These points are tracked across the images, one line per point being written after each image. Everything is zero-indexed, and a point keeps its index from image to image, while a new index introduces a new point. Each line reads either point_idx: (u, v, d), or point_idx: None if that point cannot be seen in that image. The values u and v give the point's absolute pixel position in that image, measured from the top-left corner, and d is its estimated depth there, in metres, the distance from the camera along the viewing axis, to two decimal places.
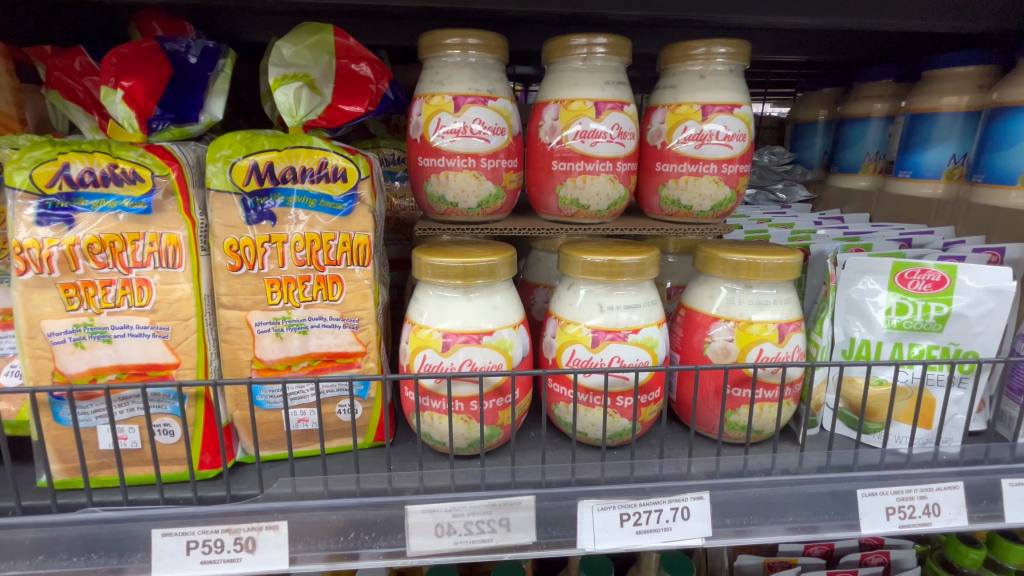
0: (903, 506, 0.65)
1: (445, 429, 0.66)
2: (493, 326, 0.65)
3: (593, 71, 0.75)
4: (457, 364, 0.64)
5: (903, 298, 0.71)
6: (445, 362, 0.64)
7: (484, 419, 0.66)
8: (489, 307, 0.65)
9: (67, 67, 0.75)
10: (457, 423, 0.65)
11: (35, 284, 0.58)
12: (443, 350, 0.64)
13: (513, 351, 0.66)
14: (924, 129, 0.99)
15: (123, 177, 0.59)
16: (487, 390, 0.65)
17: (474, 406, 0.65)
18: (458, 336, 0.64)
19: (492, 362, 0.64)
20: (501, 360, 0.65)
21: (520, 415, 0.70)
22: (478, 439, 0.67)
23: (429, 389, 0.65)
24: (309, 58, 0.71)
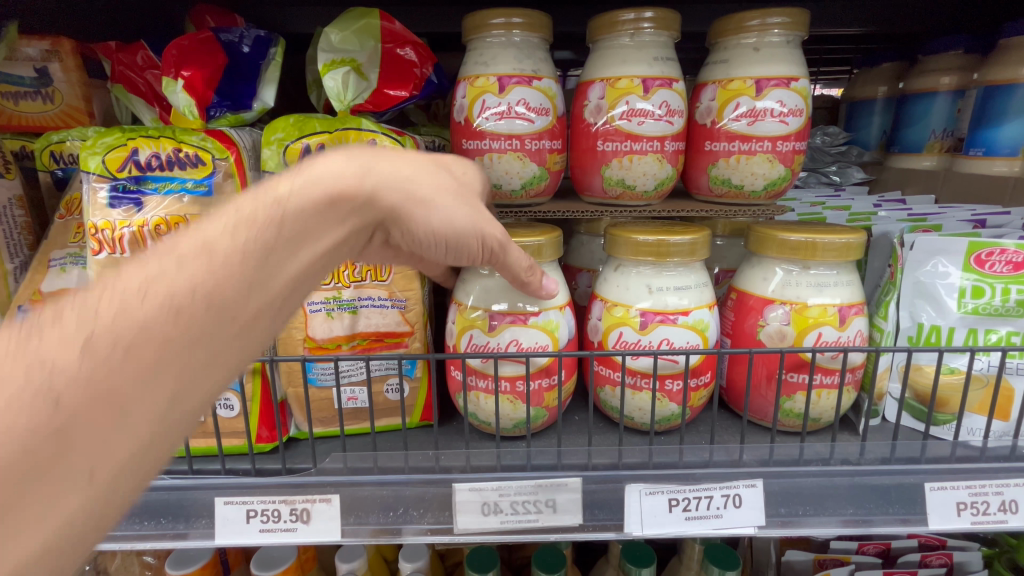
0: (976, 502, 0.61)
1: (491, 409, 0.66)
2: (541, 307, 0.64)
3: (641, 48, 0.73)
4: (504, 345, 0.64)
5: (979, 279, 0.66)
6: (491, 342, 0.64)
7: (531, 399, 0.66)
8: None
9: (130, 61, 0.79)
10: (503, 403, 0.66)
11: (108, 263, 0.62)
12: (489, 330, 0.64)
13: (559, 333, 0.65)
14: (1000, 102, 0.91)
15: (187, 161, 0.62)
16: (533, 370, 0.65)
17: (521, 386, 0.65)
18: (504, 317, 0.64)
19: (538, 343, 0.64)
20: (548, 342, 0.65)
21: (567, 397, 0.69)
22: (524, 420, 0.66)
23: (474, 368, 0.65)
24: (356, 44, 0.72)
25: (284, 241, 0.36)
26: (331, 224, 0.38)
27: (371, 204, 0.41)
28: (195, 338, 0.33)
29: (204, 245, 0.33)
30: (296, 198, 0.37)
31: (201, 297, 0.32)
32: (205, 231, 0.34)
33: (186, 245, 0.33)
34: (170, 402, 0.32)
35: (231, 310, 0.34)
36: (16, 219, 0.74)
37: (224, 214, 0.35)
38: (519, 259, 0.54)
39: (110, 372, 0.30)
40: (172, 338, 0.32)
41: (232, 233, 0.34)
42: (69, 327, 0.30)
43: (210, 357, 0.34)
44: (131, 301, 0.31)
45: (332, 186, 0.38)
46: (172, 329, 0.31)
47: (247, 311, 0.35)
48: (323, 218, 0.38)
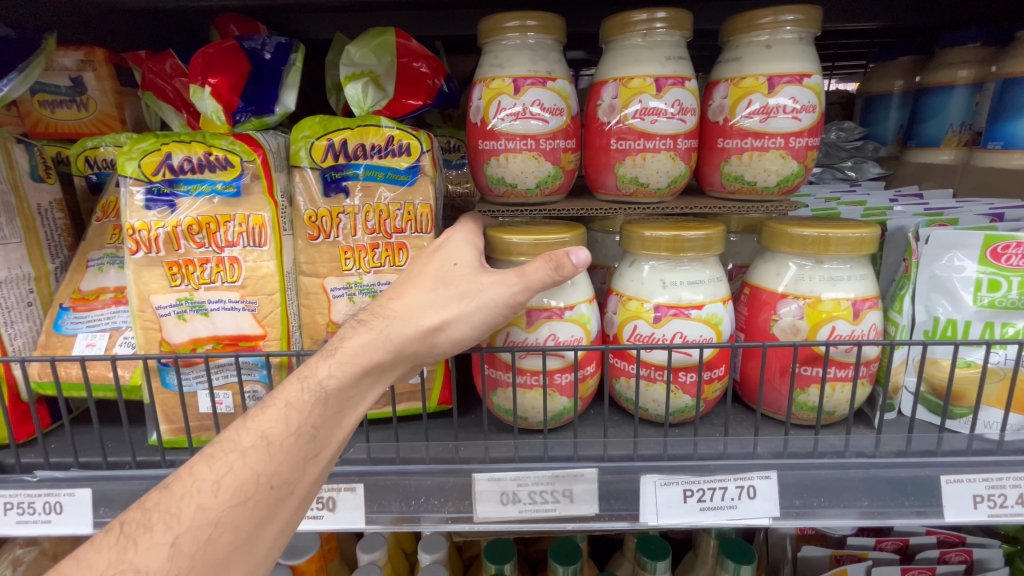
0: (993, 495, 0.62)
1: (530, 404, 0.68)
2: (576, 302, 0.66)
3: (653, 48, 0.74)
4: (542, 340, 0.66)
5: (996, 273, 0.66)
6: (530, 338, 0.66)
7: (565, 392, 0.68)
8: (570, 285, 0.66)
9: (160, 70, 0.83)
10: (542, 397, 0.68)
11: (145, 262, 0.65)
12: (528, 326, 0.66)
13: (592, 325, 0.68)
14: (1018, 96, 0.90)
15: (217, 164, 0.65)
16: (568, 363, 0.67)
17: (558, 379, 0.67)
18: (542, 312, 0.65)
19: (575, 336, 0.66)
20: (583, 334, 0.67)
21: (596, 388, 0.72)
22: (559, 412, 0.69)
23: (511, 364, 0.67)
24: (374, 58, 0.74)
25: (325, 416, 0.51)
26: (360, 391, 0.53)
27: (388, 366, 0.54)
28: (265, 517, 0.48)
29: (265, 437, 0.49)
30: (330, 381, 0.51)
31: (266, 481, 0.48)
32: (263, 427, 0.49)
33: (253, 445, 0.49)
34: (256, 556, 0.48)
35: (295, 476, 0.49)
36: (56, 222, 0.78)
37: (275, 412, 0.50)
38: (541, 271, 0.55)
39: (212, 546, 0.46)
40: (249, 522, 0.47)
41: (284, 423, 0.49)
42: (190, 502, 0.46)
43: (281, 526, 0.49)
44: (218, 497, 0.47)
45: (355, 363, 0.53)
46: (248, 516, 0.47)
47: (301, 479, 0.50)
48: (352, 389, 0.53)
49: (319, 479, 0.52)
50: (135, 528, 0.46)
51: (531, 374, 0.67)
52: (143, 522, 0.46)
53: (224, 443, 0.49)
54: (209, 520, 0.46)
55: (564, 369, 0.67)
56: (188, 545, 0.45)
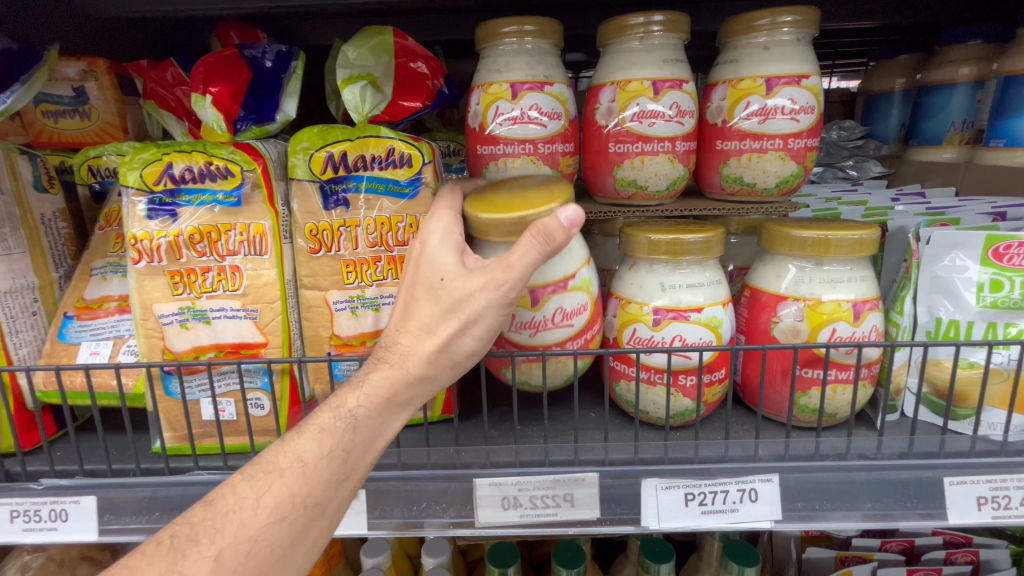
0: (997, 497, 0.62)
1: (538, 373, 0.70)
2: (572, 271, 0.66)
3: (650, 51, 0.74)
4: (550, 314, 0.66)
5: (998, 273, 0.66)
6: (537, 316, 0.66)
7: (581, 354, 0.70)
8: (564, 256, 0.66)
9: (161, 79, 0.83)
10: (552, 365, 0.70)
11: (147, 272, 0.66)
12: (533, 305, 0.66)
13: (592, 287, 0.69)
14: (1020, 93, 0.89)
15: (217, 173, 0.65)
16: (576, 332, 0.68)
17: (569, 347, 0.68)
18: (545, 288, 0.65)
19: (580, 304, 0.67)
20: (587, 300, 0.67)
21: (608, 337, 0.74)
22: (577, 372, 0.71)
23: (522, 343, 0.68)
24: (372, 59, 0.74)
25: (356, 441, 0.52)
26: (388, 419, 0.53)
27: (415, 392, 0.54)
28: (299, 537, 0.50)
29: (301, 460, 0.50)
30: (361, 408, 0.52)
31: (301, 502, 0.50)
32: (298, 449, 0.51)
33: (288, 468, 0.50)
34: (291, 568, 0.51)
35: (327, 500, 0.51)
36: (60, 231, 0.79)
37: (310, 436, 0.51)
38: (531, 257, 0.51)
39: (251, 562, 0.48)
40: (285, 539, 0.50)
41: (318, 447, 0.50)
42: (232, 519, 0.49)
43: (314, 542, 0.52)
44: (257, 515, 0.49)
45: (384, 391, 0.53)
46: (284, 534, 0.49)
47: (333, 500, 0.52)
48: (382, 416, 0.53)
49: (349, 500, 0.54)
50: (181, 543, 0.48)
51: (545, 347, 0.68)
52: (188, 536, 0.48)
53: (263, 463, 0.51)
54: (249, 537, 0.49)
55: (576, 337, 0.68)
56: (230, 560, 0.48)
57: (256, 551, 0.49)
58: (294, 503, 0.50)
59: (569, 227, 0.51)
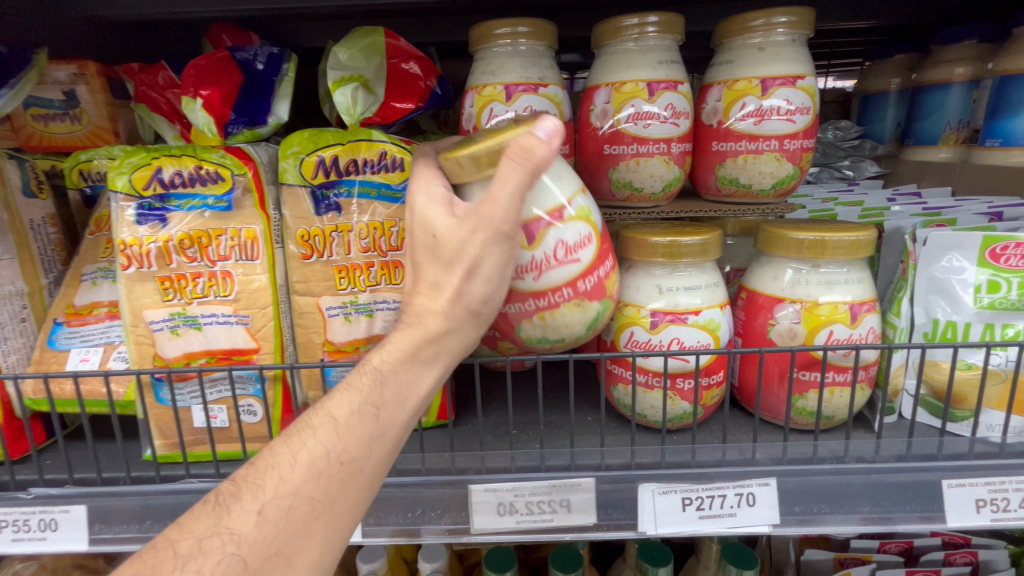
0: (995, 499, 0.61)
1: (557, 323, 0.59)
2: (569, 195, 0.56)
3: (644, 52, 0.74)
4: (552, 251, 0.55)
5: (995, 274, 0.66)
6: (538, 255, 0.55)
7: (596, 296, 0.59)
8: (557, 180, 0.56)
9: (152, 82, 0.82)
10: (570, 312, 0.58)
11: (136, 277, 0.65)
12: (530, 242, 0.55)
13: (594, 216, 0.59)
14: (1016, 93, 0.89)
15: (207, 177, 0.65)
16: (586, 266, 0.57)
17: (583, 285, 0.58)
18: (539, 220, 0.55)
19: (583, 235, 0.57)
20: (590, 230, 0.58)
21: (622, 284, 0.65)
22: (596, 320, 0.60)
23: (526, 291, 0.57)
24: (363, 60, 0.74)
25: (386, 398, 0.49)
26: (414, 375, 0.50)
27: (443, 346, 0.51)
28: (339, 496, 0.46)
29: (332, 417, 0.47)
30: (387, 361, 0.49)
31: (337, 457, 0.46)
32: (331, 406, 0.48)
33: (322, 422, 0.48)
34: (333, 531, 0.46)
35: (363, 458, 0.47)
36: (49, 237, 0.78)
37: (341, 394, 0.49)
38: (516, 179, 0.48)
39: (292, 518, 0.44)
40: (325, 495, 0.46)
41: (348, 403, 0.47)
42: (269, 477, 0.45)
43: (357, 504, 0.48)
44: (295, 471, 0.45)
45: (406, 346, 0.50)
46: (324, 491, 0.45)
47: (371, 457, 0.48)
48: (409, 373, 0.50)
49: (387, 460, 0.50)
50: (225, 499, 0.45)
51: (554, 291, 0.57)
52: (226, 495, 0.45)
53: (298, 423, 0.48)
54: (286, 492, 0.45)
55: (588, 274, 0.58)
56: (270, 517, 0.44)
57: (296, 511, 0.45)
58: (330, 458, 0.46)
59: (547, 141, 0.49)
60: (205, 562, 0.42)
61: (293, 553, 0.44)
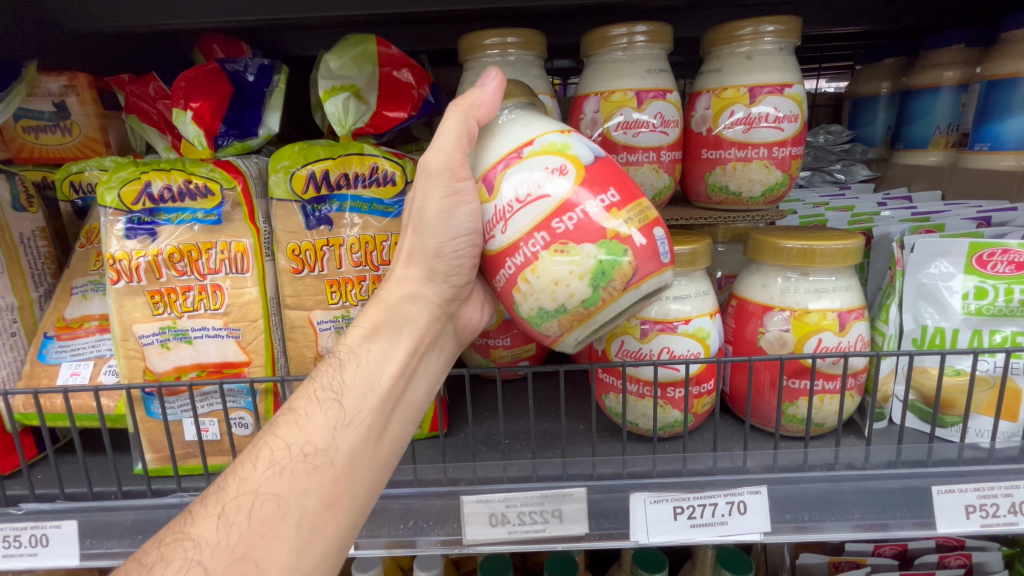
0: (985, 505, 0.61)
1: (541, 279, 0.51)
2: (532, 135, 0.52)
3: (634, 61, 0.74)
4: (512, 194, 0.51)
5: (982, 281, 0.66)
6: (499, 203, 0.51)
7: (584, 238, 0.50)
8: (520, 125, 0.53)
9: (143, 93, 0.81)
10: (554, 262, 0.50)
11: (126, 292, 0.65)
12: (490, 192, 0.52)
13: (571, 150, 0.52)
14: (1004, 97, 0.90)
15: (197, 192, 0.65)
16: (560, 205, 0.50)
17: (559, 227, 0.50)
18: (494, 167, 0.52)
19: (549, 168, 0.51)
20: (560, 163, 0.51)
21: (648, 230, 0.52)
22: (596, 273, 0.50)
23: (500, 249, 0.52)
24: (355, 69, 0.74)
25: (343, 389, 0.53)
26: (374, 362, 0.55)
27: (399, 332, 0.57)
28: (304, 489, 0.48)
29: (294, 413, 0.52)
30: (345, 353, 0.55)
31: (298, 449, 0.49)
32: (293, 405, 0.53)
33: (286, 421, 0.52)
34: (302, 531, 0.47)
35: (325, 448, 0.50)
36: (40, 250, 0.78)
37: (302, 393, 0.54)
38: (452, 124, 0.53)
39: (254, 515, 0.46)
40: (289, 492, 0.48)
41: (308, 396, 0.52)
42: (234, 480, 0.48)
43: (327, 500, 0.49)
44: (257, 468, 0.48)
45: (363, 338, 0.56)
46: (287, 484, 0.48)
47: (335, 449, 0.51)
48: (368, 362, 0.55)
49: (357, 454, 0.52)
50: (196, 507, 0.48)
51: (526, 240, 0.50)
52: (197, 503, 0.48)
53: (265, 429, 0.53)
54: (249, 491, 0.47)
55: (563, 212, 0.50)
56: (233, 517, 0.46)
57: (264, 507, 0.47)
58: (294, 453, 0.50)
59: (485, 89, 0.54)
60: (170, 567, 0.44)
61: (262, 549, 0.45)
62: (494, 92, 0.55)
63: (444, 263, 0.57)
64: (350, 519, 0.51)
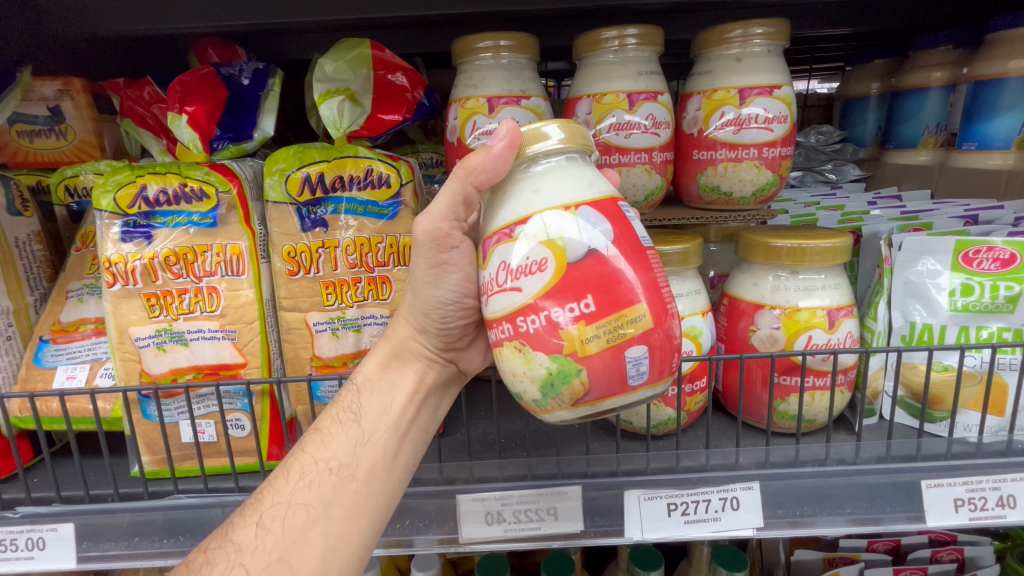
0: (974, 498, 0.62)
1: (505, 368, 0.50)
2: (530, 212, 0.47)
3: (625, 64, 0.75)
4: (495, 274, 0.48)
5: (969, 278, 0.67)
6: (485, 276, 0.50)
7: (542, 344, 0.47)
8: (528, 191, 0.47)
9: (138, 97, 0.82)
10: (513, 358, 0.48)
11: (122, 294, 0.65)
12: (481, 261, 0.50)
13: (561, 243, 0.46)
14: (990, 97, 0.91)
15: (192, 195, 0.65)
16: (530, 303, 0.47)
17: (524, 326, 0.47)
18: (490, 237, 0.49)
19: (531, 260, 0.46)
20: (545, 256, 0.46)
21: (619, 351, 0.46)
22: (547, 382, 0.48)
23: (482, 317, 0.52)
24: (350, 72, 0.74)
25: (364, 410, 0.57)
26: (389, 387, 0.59)
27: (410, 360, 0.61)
28: (331, 500, 0.51)
29: (319, 430, 0.55)
30: (364, 376, 0.60)
31: (325, 463, 0.53)
32: (318, 423, 0.56)
33: (312, 438, 0.55)
34: (330, 539, 0.50)
35: (350, 463, 0.54)
36: (35, 254, 0.78)
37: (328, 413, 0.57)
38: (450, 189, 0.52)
39: (288, 523, 0.49)
40: (318, 501, 0.51)
41: (332, 416, 0.56)
42: (268, 491, 0.52)
43: (352, 509, 0.52)
44: (288, 480, 0.52)
45: (380, 364, 0.60)
46: (316, 495, 0.51)
47: (358, 463, 0.54)
48: (384, 385, 0.59)
49: (379, 467, 0.55)
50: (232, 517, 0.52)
51: (496, 325, 0.49)
52: (236, 514, 0.51)
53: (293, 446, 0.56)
54: (282, 501, 0.51)
55: (528, 312, 0.47)
56: (269, 525, 0.49)
57: (295, 510, 0.50)
58: (321, 467, 0.53)
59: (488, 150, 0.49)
60: (213, 569, 0.47)
61: (294, 554, 0.48)
62: (500, 157, 0.48)
63: (433, 323, 0.59)
64: (373, 529, 0.53)
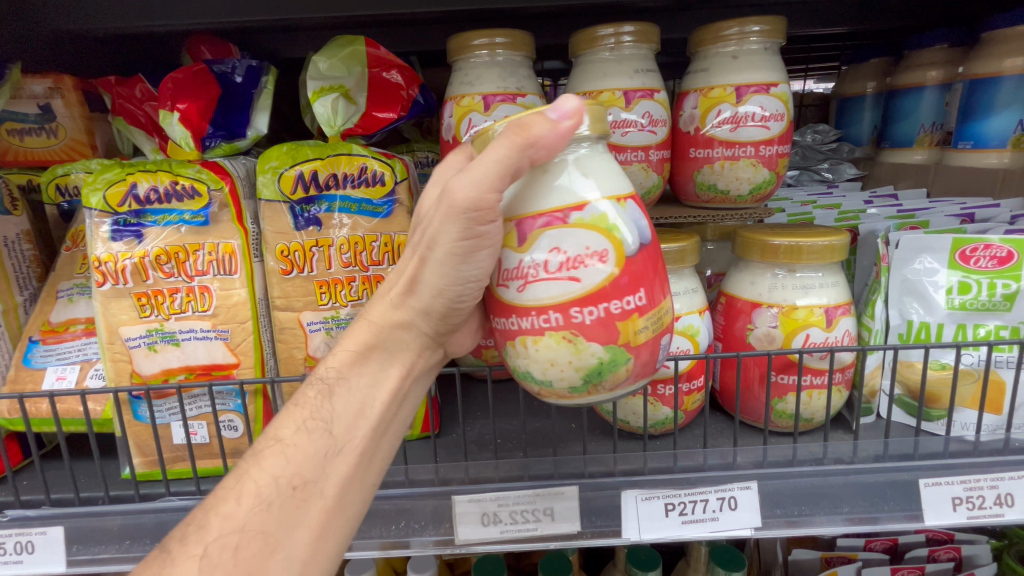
0: (972, 497, 0.62)
1: (545, 357, 0.49)
2: (588, 199, 0.46)
3: (621, 61, 0.74)
4: (541, 258, 0.46)
5: (966, 276, 0.67)
6: (524, 260, 0.47)
7: (594, 334, 0.47)
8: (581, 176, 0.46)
9: (128, 94, 0.81)
10: (558, 347, 0.48)
11: (112, 294, 0.64)
12: (520, 244, 0.47)
13: (619, 233, 0.46)
14: (986, 96, 0.91)
15: (183, 193, 0.64)
16: (585, 293, 0.46)
17: (574, 316, 0.47)
18: (536, 219, 0.46)
19: (589, 248, 0.46)
20: (603, 245, 0.46)
21: (660, 337, 0.50)
22: (593, 371, 0.48)
23: (511, 303, 0.49)
24: (344, 70, 0.74)
25: (333, 416, 0.51)
26: (362, 387, 0.53)
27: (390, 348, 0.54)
28: (292, 524, 0.47)
29: (280, 441, 0.49)
30: (332, 373, 0.52)
31: (286, 483, 0.48)
32: (279, 430, 0.50)
33: (271, 451, 0.49)
34: (292, 565, 0.47)
35: (316, 479, 0.49)
36: (24, 254, 0.77)
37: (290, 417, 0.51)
38: (502, 152, 0.44)
39: (241, 555, 0.45)
40: (277, 526, 0.47)
41: (296, 424, 0.50)
42: (216, 516, 0.46)
43: (317, 530, 0.48)
44: (240, 504, 0.47)
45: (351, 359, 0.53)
46: (274, 520, 0.47)
47: (324, 479, 0.49)
48: (355, 384, 0.53)
49: (349, 480, 0.51)
50: (174, 540, 0.46)
51: (538, 312, 0.47)
52: (176, 541, 0.46)
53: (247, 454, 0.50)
54: (233, 529, 0.46)
55: (581, 302, 0.47)
56: (218, 558, 0.45)
57: (252, 536, 0.46)
58: (281, 486, 0.48)
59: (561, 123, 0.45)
60: None
61: None
62: (565, 136, 0.45)
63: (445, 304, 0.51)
64: (341, 544, 0.50)
